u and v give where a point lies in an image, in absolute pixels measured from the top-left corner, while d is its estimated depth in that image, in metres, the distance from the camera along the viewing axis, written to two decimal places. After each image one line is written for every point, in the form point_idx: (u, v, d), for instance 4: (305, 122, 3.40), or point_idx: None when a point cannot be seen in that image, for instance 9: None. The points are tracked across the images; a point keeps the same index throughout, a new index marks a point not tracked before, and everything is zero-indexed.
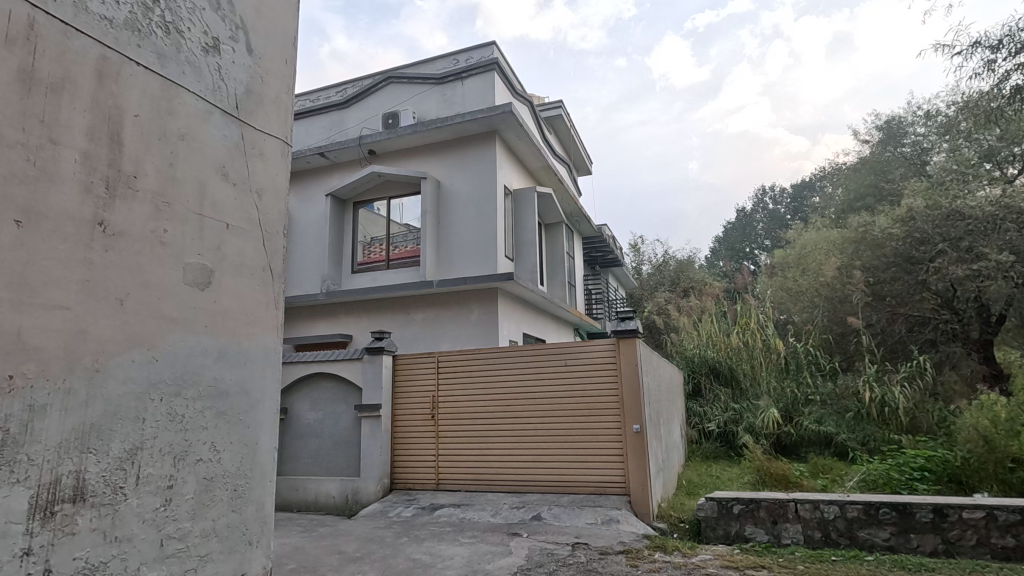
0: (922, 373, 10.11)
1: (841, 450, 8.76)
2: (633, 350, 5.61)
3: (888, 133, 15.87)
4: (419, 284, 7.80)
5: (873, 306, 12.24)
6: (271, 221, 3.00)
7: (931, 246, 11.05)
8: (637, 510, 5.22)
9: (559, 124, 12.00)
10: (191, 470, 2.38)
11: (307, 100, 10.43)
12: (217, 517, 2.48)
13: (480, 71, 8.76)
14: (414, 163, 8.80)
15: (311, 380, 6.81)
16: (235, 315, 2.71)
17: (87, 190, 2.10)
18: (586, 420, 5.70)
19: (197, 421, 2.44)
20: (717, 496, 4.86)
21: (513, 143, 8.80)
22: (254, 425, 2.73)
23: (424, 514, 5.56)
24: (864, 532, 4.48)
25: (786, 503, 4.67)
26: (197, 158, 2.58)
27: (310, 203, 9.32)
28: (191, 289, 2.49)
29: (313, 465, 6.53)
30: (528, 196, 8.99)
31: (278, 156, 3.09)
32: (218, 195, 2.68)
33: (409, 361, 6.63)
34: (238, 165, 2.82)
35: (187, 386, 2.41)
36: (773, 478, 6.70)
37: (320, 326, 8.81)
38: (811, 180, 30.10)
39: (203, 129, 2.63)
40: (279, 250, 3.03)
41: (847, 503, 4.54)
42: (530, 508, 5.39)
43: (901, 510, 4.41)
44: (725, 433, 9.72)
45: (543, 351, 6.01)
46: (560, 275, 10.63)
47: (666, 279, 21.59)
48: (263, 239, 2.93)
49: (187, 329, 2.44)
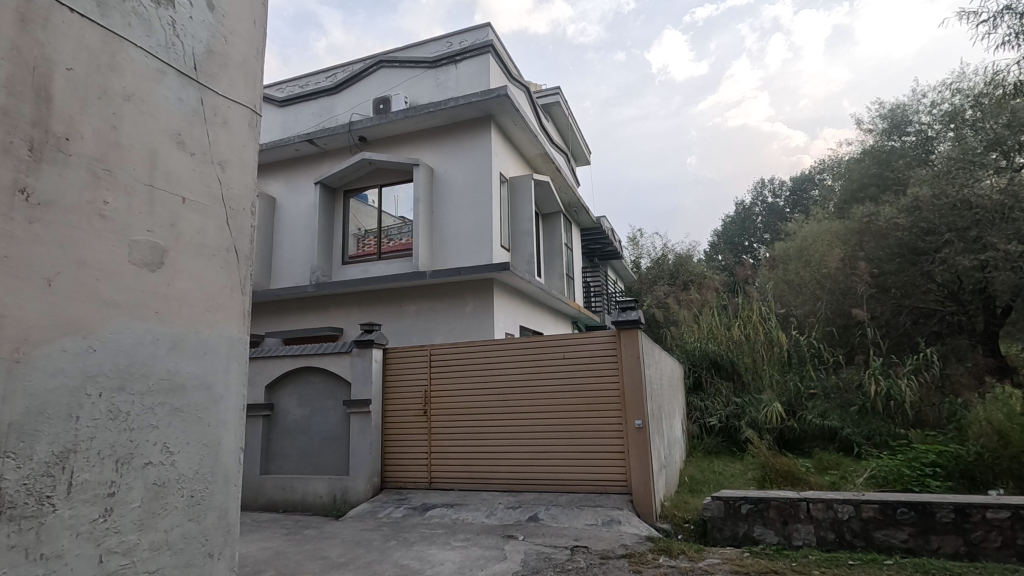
0: (928, 366, 9.86)
1: (846, 445, 8.51)
2: (635, 342, 5.32)
3: (892, 121, 15.27)
4: (411, 275, 7.50)
5: (878, 298, 11.95)
6: (239, 197, 2.72)
7: (938, 236, 10.76)
8: (640, 510, 4.95)
9: (557, 112, 11.70)
10: (139, 475, 2.09)
11: (296, 86, 10.06)
12: (171, 527, 2.21)
13: (474, 53, 8.42)
14: (406, 150, 8.49)
15: (298, 374, 6.53)
16: (194, 301, 2.42)
17: (5, 150, 1.80)
18: (585, 415, 5.43)
19: (147, 420, 2.15)
20: (724, 496, 4.60)
21: (510, 129, 8.51)
22: (216, 423, 2.45)
23: (415, 515, 5.28)
24: (881, 533, 4.22)
25: (797, 502, 4.41)
26: (148, 124, 2.29)
27: (300, 193, 9.02)
28: (139, 270, 2.20)
29: (300, 463, 6.26)
30: (525, 185, 8.69)
31: (245, 126, 2.78)
32: (172, 165, 2.38)
33: (401, 354, 6.34)
34: (196, 133, 2.52)
35: (133, 380, 2.12)
36: (779, 474, 6.44)
37: (310, 319, 8.51)
38: (811, 172, 29.74)
39: (155, 91, 2.33)
40: (247, 230, 2.74)
41: (862, 502, 4.28)
42: (526, 508, 5.11)
43: (920, 510, 4.15)
44: (727, 428, 9.44)
45: (540, 343, 5.72)
46: (558, 267, 10.38)
47: (665, 272, 21.25)
48: (226, 217, 2.63)
49: (134, 315, 2.15)
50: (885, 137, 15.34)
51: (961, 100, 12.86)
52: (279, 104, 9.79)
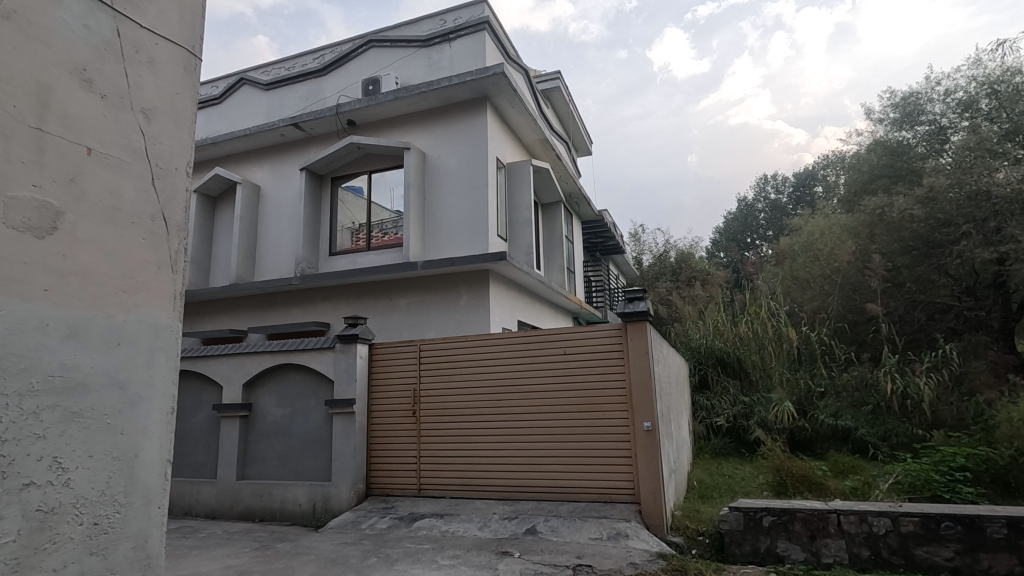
0: (947, 363, 9.30)
1: (861, 446, 8.05)
2: (643, 337, 4.85)
3: (905, 111, 14.09)
4: (402, 266, 7.02)
5: (891, 293, 11.38)
6: (170, 154, 2.24)
7: (955, 228, 10.38)
8: (650, 523, 4.45)
9: (557, 98, 11.21)
10: (14, 501, 1.61)
11: (282, 68, 9.55)
12: (64, 565, 1.72)
13: (469, 31, 7.92)
14: (397, 134, 8.00)
15: (278, 372, 6.05)
16: (103, 279, 1.94)
17: None
18: (588, 416, 4.95)
19: (27, 428, 1.67)
20: (744, 506, 4.11)
21: (506, 112, 8.02)
22: (132, 432, 1.97)
23: (401, 526, 4.80)
24: (922, 550, 3.74)
25: (826, 514, 3.93)
26: (38, 53, 1.83)
27: (285, 180, 8.54)
28: (23, 236, 1.73)
29: (279, 468, 5.78)
30: (523, 172, 8.20)
31: (178, 69, 2.31)
32: (76, 107, 1.91)
33: (387, 350, 5.86)
34: (109, 71, 2.04)
35: (7, 376, 1.64)
36: (795, 479, 5.95)
37: (295, 314, 8.01)
38: (815, 168, 29.25)
39: (47, 12, 1.87)
40: (180, 193, 2.26)
41: (901, 515, 3.80)
42: (524, 519, 4.63)
43: (968, 524, 3.68)
44: (735, 428, 8.92)
45: (537, 338, 5.24)
46: (558, 259, 9.90)
47: (666, 268, 20.75)
48: (153, 177, 2.16)
49: (13, 292, 1.68)
50: (896, 126, 14.31)
51: (977, 88, 12.62)
52: (264, 87, 9.28)
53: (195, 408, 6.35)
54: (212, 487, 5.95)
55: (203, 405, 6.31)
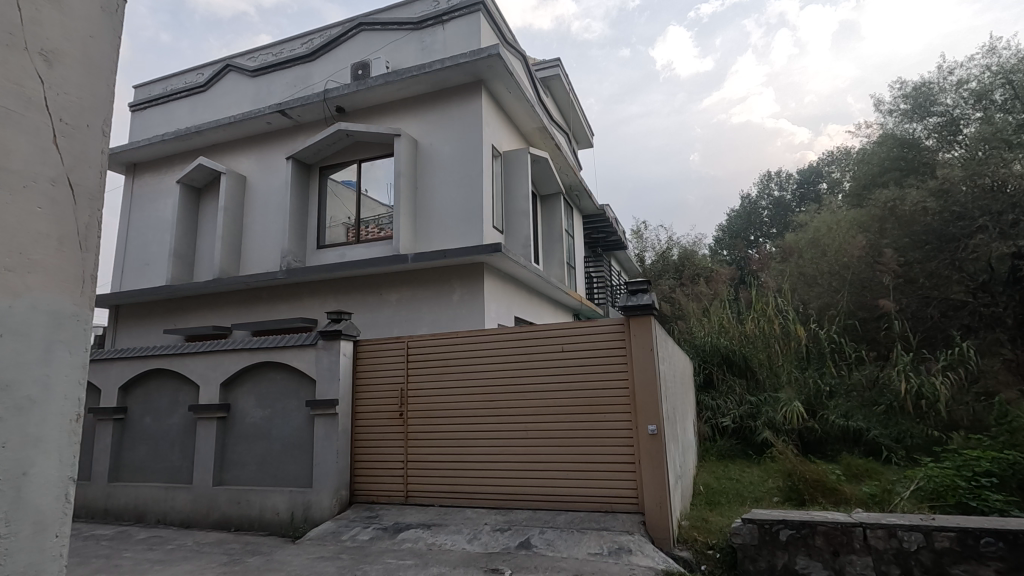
0: (964, 361, 8.84)
1: (874, 449, 7.65)
2: (647, 332, 4.46)
3: (916, 102, 13.74)
4: (391, 259, 6.65)
5: (903, 289, 10.82)
6: (79, 109, 1.86)
7: (971, 221, 10.02)
8: (653, 535, 4.06)
9: (557, 87, 10.84)
10: None
11: (269, 54, 9.20)
12: None
13: (463, 12, 7.55)
14: (388, 120, 7.62)
15: (258, 371, 5.68)
16: None
17: None
18: (588, 419, 4.57)
19: None
20: (758, 517, 3.71)
21: (502, 97, 7.64)
22: (20, 445, 1.60)
23: (384, 538, 4.42)
24: (959, 569, 3.35)
25: (850, 528, 3.54)
26: None
27: (272, 170, 8.17)
28: None
29: (258, 473, 5.41)
30: (521, 161, 7.81)
31: (92, 8, 1.93)
32: None
33: (372, 347, 5.49)
34: None
35: None
36: (808, 484, 5.53)
37: (281, 310, 7.64)
38: (819, 165, 28.85)
39: None
40: (93, 155, 1.89)
41: (935, 530, 3.41)
42: (517, 532, 4.24)
43: (1011, 541, 3.29)
44: (741, 430, 8.53)
45: (532, 335, 4.86)
46: (557, 254, 9.51)
47: (669, 266, 20.35)
48: (55, 134, 1.78)
49: None
50: (907, 118, 13.94)
51: (991, 79, 12.34)
52: (251, 74, 8.93)
53: (171, 409, 5.98)
54: (187, 493, 5.58)
55: (179, 406, 5.94)
